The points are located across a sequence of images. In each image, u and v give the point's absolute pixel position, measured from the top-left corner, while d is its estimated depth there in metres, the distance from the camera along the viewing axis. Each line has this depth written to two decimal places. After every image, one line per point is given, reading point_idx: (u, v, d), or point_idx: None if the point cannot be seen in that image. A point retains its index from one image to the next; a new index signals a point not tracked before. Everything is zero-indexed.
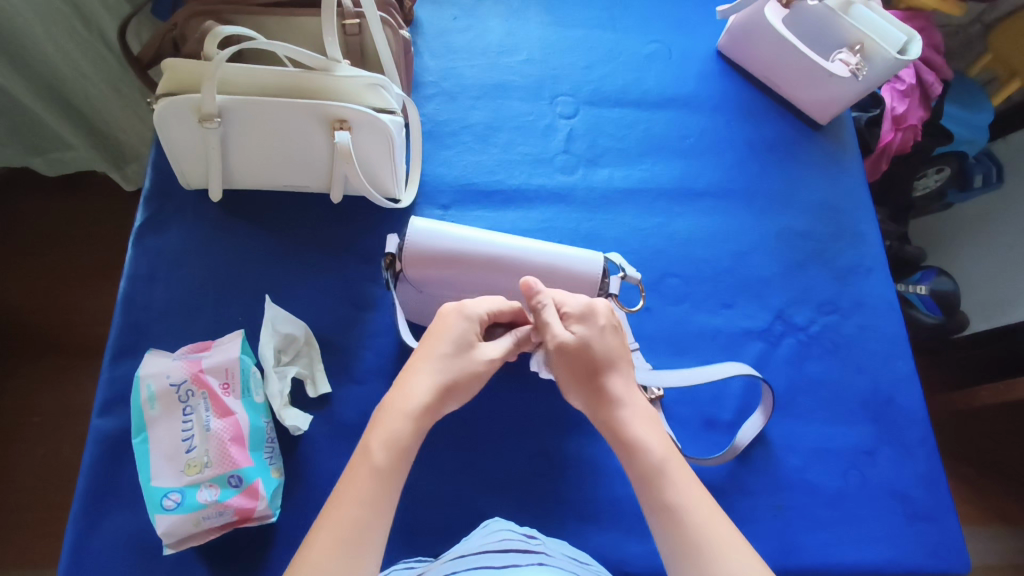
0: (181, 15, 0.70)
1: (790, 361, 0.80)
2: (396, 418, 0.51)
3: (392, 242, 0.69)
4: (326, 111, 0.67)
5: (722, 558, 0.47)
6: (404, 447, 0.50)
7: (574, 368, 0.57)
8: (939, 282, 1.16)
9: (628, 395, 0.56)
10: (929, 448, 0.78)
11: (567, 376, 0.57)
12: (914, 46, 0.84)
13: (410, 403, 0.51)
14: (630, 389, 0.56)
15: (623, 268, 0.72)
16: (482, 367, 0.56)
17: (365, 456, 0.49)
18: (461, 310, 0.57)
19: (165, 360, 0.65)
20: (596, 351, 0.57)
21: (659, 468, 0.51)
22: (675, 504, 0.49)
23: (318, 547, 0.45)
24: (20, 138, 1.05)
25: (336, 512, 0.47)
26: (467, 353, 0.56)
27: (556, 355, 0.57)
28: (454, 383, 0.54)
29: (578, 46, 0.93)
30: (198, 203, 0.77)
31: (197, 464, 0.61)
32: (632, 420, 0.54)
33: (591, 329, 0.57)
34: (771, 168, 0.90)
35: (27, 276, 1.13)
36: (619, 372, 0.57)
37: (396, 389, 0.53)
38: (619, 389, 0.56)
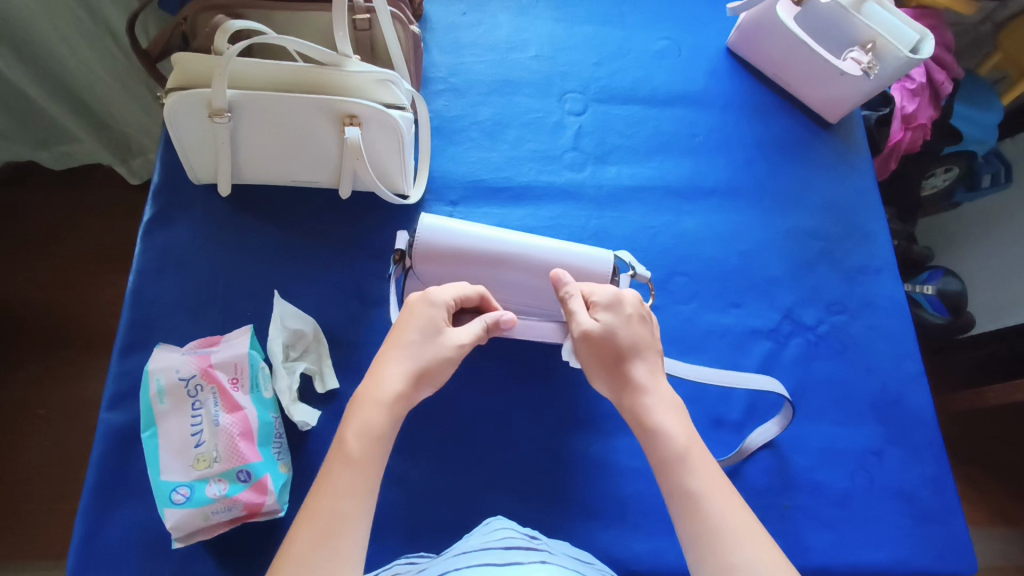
0: (191, 9, 0.70)
1: (798, 361, 0.79)
2: (368, 409, 0.51)
3: (402, 239, 0.69)
4: (336, 106, 0.67)
5: (729, 548, 0.47)
6: (379, 435, 0.51)
7: (600, 356, 0.57)
8: (946, 282, 1.15)
9: (652, 381, 0.56)
10: (936, 449, 0.78)
11: (592, 365, 0.58)
12: (926, 45, 0.83)
13: (380, 395, 0.52)
14: (654, 375, 0.57)
15: (633, 266, 0.72)
16: (451, 352, 0.56)
17: (340, 447, 0.50)
18: (426, 297, 0.57)
19: (174, 354, 0.66)
20: (622, 339, 0.57)
21: (680, 455, 0.52)
22: (696, 493, 0.50)
23: (300, 535, 0.46)
24: (27, 132, 1.05)
25: (315, 501, 0.48)
26: (437, 339, 0.56)
27: (583, 343, 0.58)
28: (425, 369, 0.54)
29: (587, 42, 0.93)
30: (207, 198, 0.77)
31: (206, 459, 0.61)
32: (654, 407, 0.55)
33: (618, 317, 0.58)
34: (780, 166, 0.90)
35: (33, 268, 1.13)
36: (642, 359, 0.57)
37: (370, 380, 0.54)
38: (643, 376, 0.56)
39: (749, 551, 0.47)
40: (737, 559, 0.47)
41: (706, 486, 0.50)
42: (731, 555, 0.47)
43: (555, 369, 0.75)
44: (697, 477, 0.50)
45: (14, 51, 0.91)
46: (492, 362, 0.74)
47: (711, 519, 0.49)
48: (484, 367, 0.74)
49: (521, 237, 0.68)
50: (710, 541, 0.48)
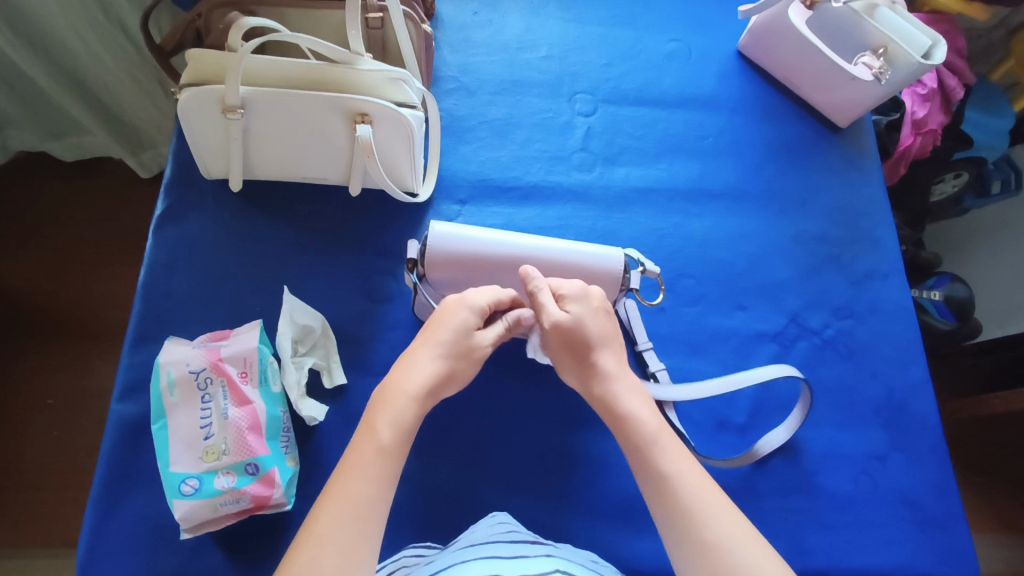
0: (205, 6, 0.70)
1: (803, 366, 0.80)
2: (399, 400, 0.52)
3: (412, 248, 0.68)
4: (348, 104, 0.67)
5: (703, 525, 0.49)
6: (408, 427, 0.52)
7: (570, 347, 0.58)
8: (953, 288, 1.15)
9: (619, 371, 0.58)
10: (940, 455, 0.78)
11: (564, 356, 0.59)
12: (939, 51, 0.83)
13: (409, 387, 0.53)
14: (618, 364, 0.58)
15: (642, 262, 0.72)
16: (479, 354, 0.58)
17: (371, 434, 0.50)
18: (463, 301, 0.58)
19: (184, 348, 0.66)
20: (589, 330, 0.58)
21: (652, 440, 0.53)
22: (670, 475, 0.51)
23: (323, 514, 0.47)
24: (39, 121, 1.07)
25: (342, 483, 0.48)
26: (467, 341, 0.57)
27: (556, 336, 0.58)
28: (454, 370, 0.56)
29: (597, 43, 0.93)
30: (218, 192, 0.77)
31: (214, 452, 0.62)
32: (625, 394, 0.56)
33: (586, 309, 0.59)
34: (788, 170, 0.90)
35: (44, 259, 1.14)
36: (608, 350, 0.59)
37: (399, 372, 0.55)
38: (610, 365, 0.58)
39: (725, 526, 0.48)
40: (715, 536, 0.48)
41: (705, 480, 0.51)
42: (707, 532, 0.48)
43: (561, 369, 0.75)
44: (670, 459, 0.52)
45: (25, 40, 0.92)
46: (499, 362, 0.75)
47: (686, 499, 0.50)
48: (491, 366, 0.74)
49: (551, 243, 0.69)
50: (688, 518, 0.49)
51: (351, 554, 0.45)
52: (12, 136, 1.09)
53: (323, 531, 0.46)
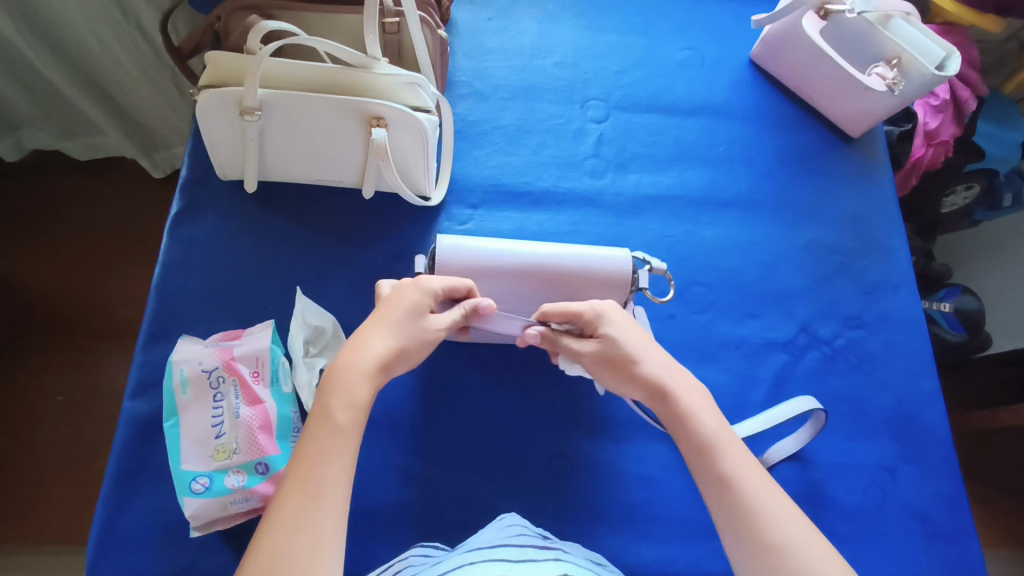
0: (224, 9, 0.71)
1: (813, 375, 0.79)
2: (352, 378, 0.52)
3: (421, 261, 0.69)
4: (364, 107, 0.68)
5: (765, 526, 0.49)
6: (361, 407, 0.52)
7: (615, 366, 0.59)
8: (963, 300, 1.14)
9: (669, 371, 0.58)
10: (951, 468, 0.78)
11: (615, 377, 0.59)
12: (953, 62, 0.83)
13: (360, 365, 0.53)
14: (668, 365, 0.58)
15: (648, 260, 0.73)
16: (430, 335, 0.59)
17: (325, 417, 0.50)
18: (417, 284, 0.60)
19: (197, 346, 0.67)
20: (625, 342, 0.59)
21: (709, 446, 0.53)
22: (731, 479, 0.51)
23: (285, 493, 0.47)
24: (55, 120, 1.09)
25: (302, 464, 0.48)
26: (419, 322, 0.58)
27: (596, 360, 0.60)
28: (405, 348, 0.56)
29: (610, 51, 0.94)
30: (233, 193, 0.78)
31: (225, 450, 0.63)
32: (681, 396, 0.56)
33: (616, 324, 0.60)
34: (800, 179, 0.90)
35: (57, 257, 1.15)
36: (650, 353, 0.59)
37: (349, 348, 0.55)
38: (656, 371, 0.57)
39: (790, 528, 0.48)
40: (781, 540, 0.48)
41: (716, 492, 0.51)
42: (769, 534, 0.48)
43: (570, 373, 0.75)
44: (730, 460, 0.52)
45: (41, 38, 0.93)
46: (509, 365, 0.75)
47: (745, 501, 0.50)
48: (500, 371, 0.75)
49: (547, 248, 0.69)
50: (750, 520, 0.49)
51: (320, 534, 0.45)
52: (26, 133, 1.11)
53: (287, 512, 0.46)
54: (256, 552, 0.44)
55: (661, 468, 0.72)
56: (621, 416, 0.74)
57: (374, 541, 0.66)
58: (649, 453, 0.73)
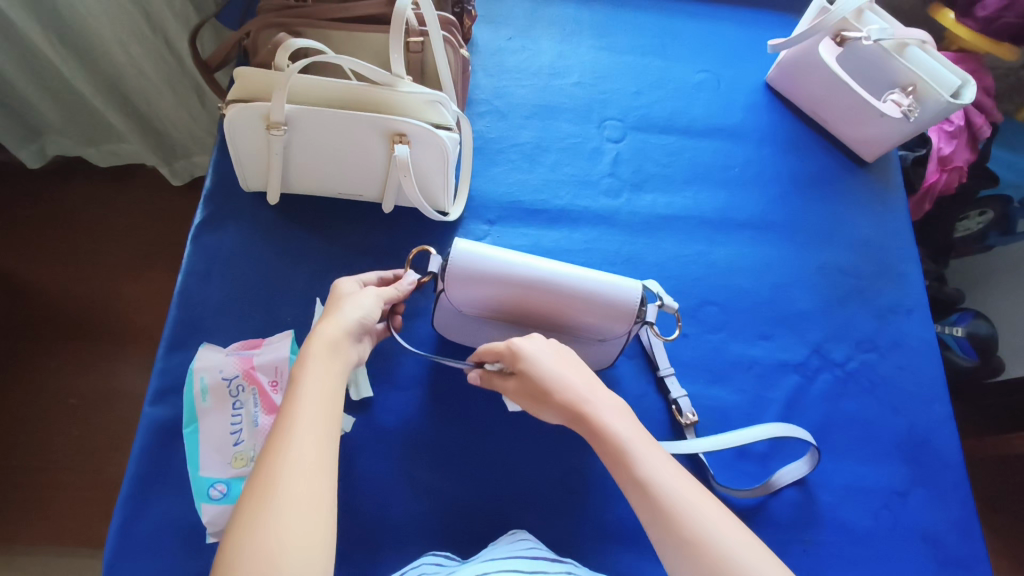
0: (254, 26, 0.73)
1: (826, 397, 0.79)
2: (319, 348, 0.54)
3: (434, 262, 0.71)
4: (387, 125, 0.69)
5: (681, 521, 0.49)
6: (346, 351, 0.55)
7: (534, 393, 0.58)
8: (976, 325, 1.14)
9: (587, 389, 0.57)
10: (963, 493, 0.77)
11: (537, 403, 0.59)
12: (968, 90, 0.84)
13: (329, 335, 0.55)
14: (586, 386, 0.57)
15: (660, 296, 0.72)
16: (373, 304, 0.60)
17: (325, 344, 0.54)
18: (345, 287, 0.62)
19: (217, 354, 0.71)
20: (540, 372, 0.57)
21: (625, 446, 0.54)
22: (648, 481, 0.51)
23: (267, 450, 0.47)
24: (78, 129, 1.11)
25: (284, 427, 0.48)
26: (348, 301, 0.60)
27: (522, 391, 0.60)
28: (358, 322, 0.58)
29: (626, 72, 0.96)
30: (256, 205, 0.80)
31: (244, 457, 0.66)
32: (605, 410, 0.56)
33: (531, 355, 0.58)
34: (814, 202, 0.91)
35: (76, 262, 1.17)
36: (570, 375, 0.58)
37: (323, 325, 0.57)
38: (573, 390, 0.57)
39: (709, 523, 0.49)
40: (703, 534, 0.48)
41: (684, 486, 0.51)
42: (690, 529, 0.48)
43: None
44: (646, 464, 0.52)
45: (71, 49, 0.95)
46: None
47: (666, 495, 0.50)
48: None
49: (556, 266, 0.67)
50: (671, 516, 0.49)
51: (307, 497, 0.45)
52: (49, 140, 1.14)
53: (272, 463, 0.46)
54: (243, 511, 0.44)
55: None
56: None
57: (387, 553, 0.66)
58: None
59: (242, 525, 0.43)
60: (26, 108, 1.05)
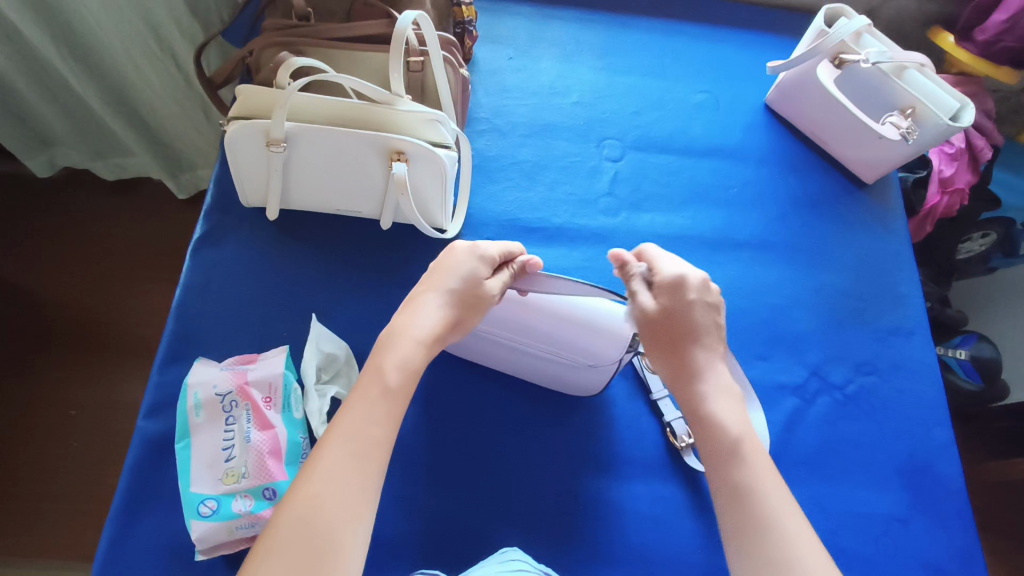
0: (257, 45, 0.74)
1: (825, 420, 0.79)
2: (407, 344, 0.58)
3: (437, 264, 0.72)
4: (386, 143, 0.70)
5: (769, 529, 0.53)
6: (414, 370, 0.58)
7: (661, 336, 0.62)
8: (979, 348, 1.14)
9: (712, 371, 0.61)
10: (966, 520, 0.76)
11: (653, 344, 0.62)
12: (967, 113, 0.84)
13: (416, 333, 0.59)
14: (714, 371, 0.61)
15: None
16: (484, 300, 0.62)
17: (379, 374, 0.56)
18: (472, 250, 0.64)
19: (211, 369, 0.69)
20: (681, 322, 0.62)
21: (735, 446, 0.57)
22: (748, 481, 0.55)
23: (326, 457, 0.51)
24: (86, 141, 1.12)
25: (348, 432, 0.53)
26: (473, 289, 0.62)
27: (644, 326, 0.62)
28: (458, 320, 0.62)
29: (627, 92, 0.96)
30: (255, 220, 0.80)
31: (235, 474, 0.63)
32: (712, 395, 0.60)
33: (678, 300, 0.62)
34: (813, 223, 0.91)
35: (79, 273, 1.18)
36: (704, 351, 0.62)
37: (406, 318, 0.60)
38: (703, 361, 0.61)
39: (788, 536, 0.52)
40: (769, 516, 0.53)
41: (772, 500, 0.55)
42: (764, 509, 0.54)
43: (577, 408, 0.76)
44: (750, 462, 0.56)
45: (82, 63, 0.96)
46: (518, 399, 0.75)
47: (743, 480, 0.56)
48: (510, 405, 0.75)
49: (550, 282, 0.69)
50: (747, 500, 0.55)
51: (349, 512, 0.49)
52: (59, 152, 1.15)
53: (315, 467, 0.51)
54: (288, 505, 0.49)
55: (667, 509, 0.72)
56: (627, 454, 0.74)
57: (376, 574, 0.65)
58: (656, 494, 0.72)
59: (284, 527, 0.48)
60: (35, 120, 1.06)
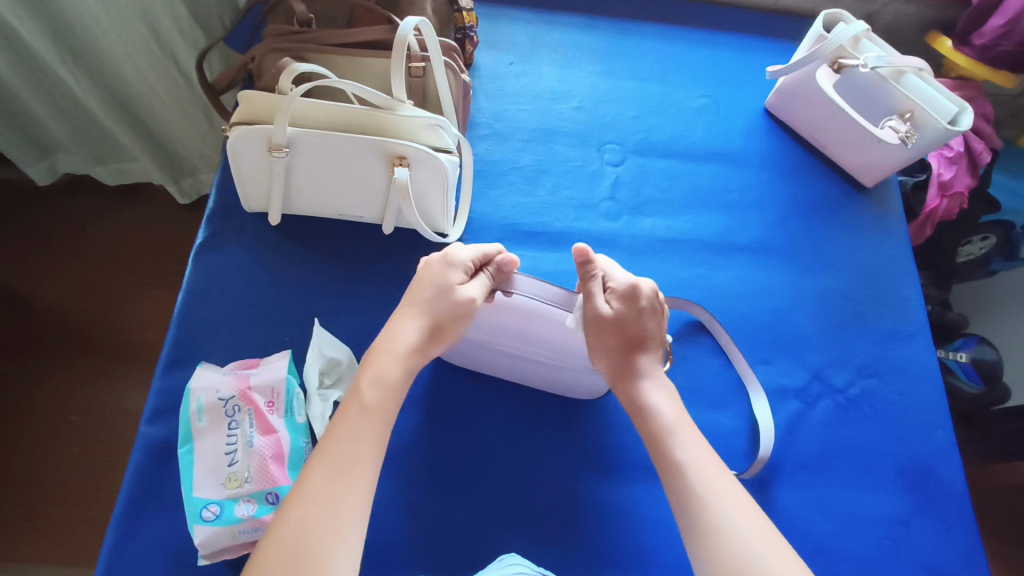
0: (259, 51, 0.75)
1: (827, 423, 0.79)
2: (386, 358, 0.60)
3: None
4: (387, 148, 0.70)
5: (711, 514, 0.55)
6: (390, 386, 0.59)
7: (613, 340, 0.64)
8: (980, 351, 1.14)
9: (651, 368, 0.65)
10: (968, 523, 0.76)
11: (599, 345, 0.64)
12: (966, 117, 0.84)
13: (397, 348, 0.61)
14: (655, 370, 0.65)
15: None
16: (462, 306, 0.62)
17: (355, 394, 0.58)
18: (445, 259, 0.64)
19: (214, 374, 0.69)
20: (631, 328, 0.64)
21: (668, 431, 0.61)
22: (686, 466, 0.58)
23: (315, 472, 0.53)
24: (88, 146, 1.13)
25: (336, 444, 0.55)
26: (449, 296, 0.62)
27: (595, 327, 0.63)
28: (437, 327, 0.62)
29: (627, 97, 0.97)
30: (257, 225, 0.81)
31: (237, 478, 0.63)
32: (652, 390, 0.64)
33: (630, 308, 0.65)
34: (813, 226, 0.91)
35: (80, 278, 1.18)
36: (650, 357, 0.65)
37: (386, 334, 0.62)
38: (646, 364, 0.65)
39: (731, 518, 0.55)
40: (718, 523, 0.55)
41: (719, 484, 0.57)
42: (716, 520, 0.55)
43: (579, 412, 0.76)
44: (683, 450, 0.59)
45: (84, 68, 0.97)
46: (520, 403, 0.75)
47: (695, 487, 0.57)
48: (512, 408, 0.75)
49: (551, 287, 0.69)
50: (699, 505, 0.56)
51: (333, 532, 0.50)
52: (60, 158, 1.15)
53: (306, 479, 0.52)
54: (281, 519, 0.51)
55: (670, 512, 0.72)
56: (629, 457, 0.74)
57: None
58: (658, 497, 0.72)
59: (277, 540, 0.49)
60: (36, 127, 1.07)
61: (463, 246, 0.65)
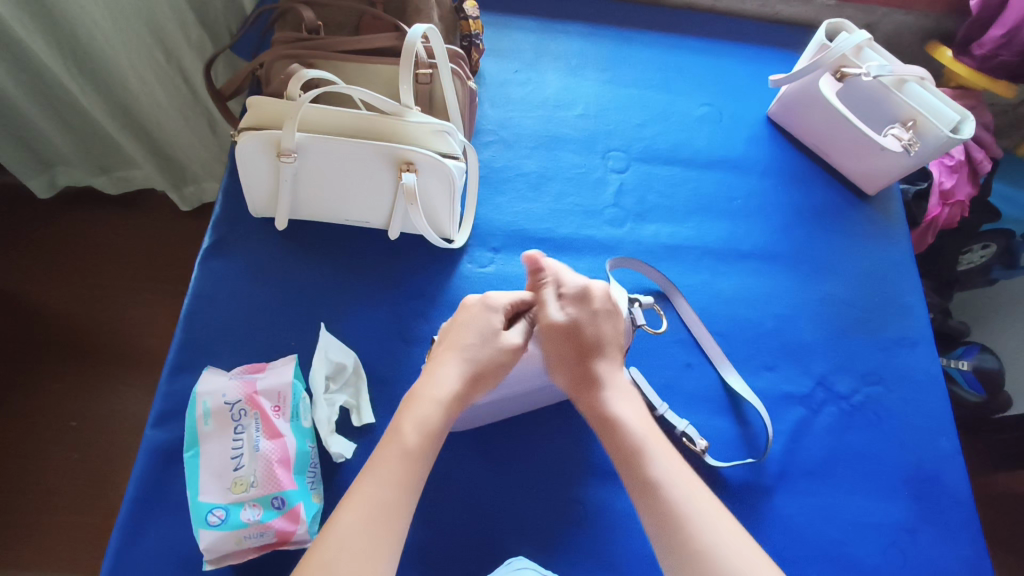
0: (268, 57, 0.75)
1: (831, 429, 0.79)
2: (428, 406, 0.57)
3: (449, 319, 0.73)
4: (395, 153, 0.71)
5: (690, 534, 0.53)
6: (434, 431, 0.56)
7: (563, 347, 0.63)
8: (982, 359, 1.13)
9: (609, 376, 0.63)
10: (974, 531, 0.76)
11: (554, 356, 0.63)
12: (968, 126, 0.85)
13: (437, 394, 0.58)
14: (612, 378, 0.63)
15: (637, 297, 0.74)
16: (507, 349, 0.61)
17: (398, 436, 0.55)
18: (483, 301, 0.64)
19: (221, 378, 0.68)
20: (585, 333, 0.63)
21: (639, 446, 0.59)
22: (656, 481, 0.56)
23: (347, 515, 0.51)
24: (90, 155, 1.13)
25: (371, 480, 0.53)
26: (491, 341, 0.61)
27: (546, 334, 0.63)
28: (479, 371, 0.60)
29: (631, 105, 0.97)
30: (263, 230, 0.81)
31: (243, 483, 0.63)
32: (615, 399, 0.62)
33: (584, 311, 0.64)
34: (817, 233, 0.91)
35: (82, 284, 1.18)
36: (609, 365, 0.64)
37: (425, 379, 0.60)
38: (604, 372, 0.63)
39: (709, 533, 0.53)
40: (705, 541, 0.53)
41: (708, 507, 0.55)
42: (705, 536, 0.53)
43: (584, 416, 0.76)
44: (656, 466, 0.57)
45: (91, 79, 0.97)
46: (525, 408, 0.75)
47: (670, 501, 0.55)
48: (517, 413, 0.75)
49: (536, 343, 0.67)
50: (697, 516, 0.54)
51: (367, 564, 0.49)
52: (61, 170, 1.15)
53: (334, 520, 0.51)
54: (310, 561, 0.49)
55: None
56: None
57: None
58: None
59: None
60: (38, 139, 1.07)
61: (500, 293, 0.65)
